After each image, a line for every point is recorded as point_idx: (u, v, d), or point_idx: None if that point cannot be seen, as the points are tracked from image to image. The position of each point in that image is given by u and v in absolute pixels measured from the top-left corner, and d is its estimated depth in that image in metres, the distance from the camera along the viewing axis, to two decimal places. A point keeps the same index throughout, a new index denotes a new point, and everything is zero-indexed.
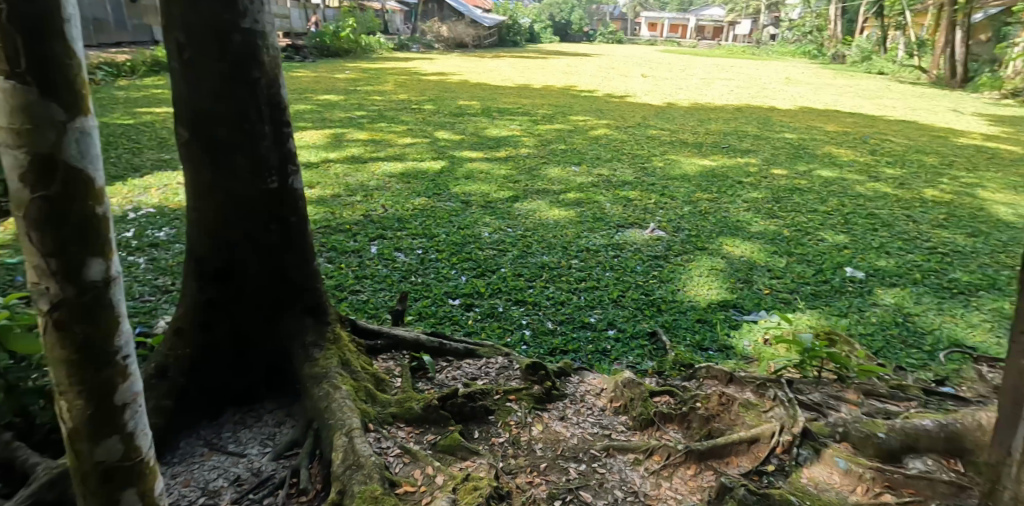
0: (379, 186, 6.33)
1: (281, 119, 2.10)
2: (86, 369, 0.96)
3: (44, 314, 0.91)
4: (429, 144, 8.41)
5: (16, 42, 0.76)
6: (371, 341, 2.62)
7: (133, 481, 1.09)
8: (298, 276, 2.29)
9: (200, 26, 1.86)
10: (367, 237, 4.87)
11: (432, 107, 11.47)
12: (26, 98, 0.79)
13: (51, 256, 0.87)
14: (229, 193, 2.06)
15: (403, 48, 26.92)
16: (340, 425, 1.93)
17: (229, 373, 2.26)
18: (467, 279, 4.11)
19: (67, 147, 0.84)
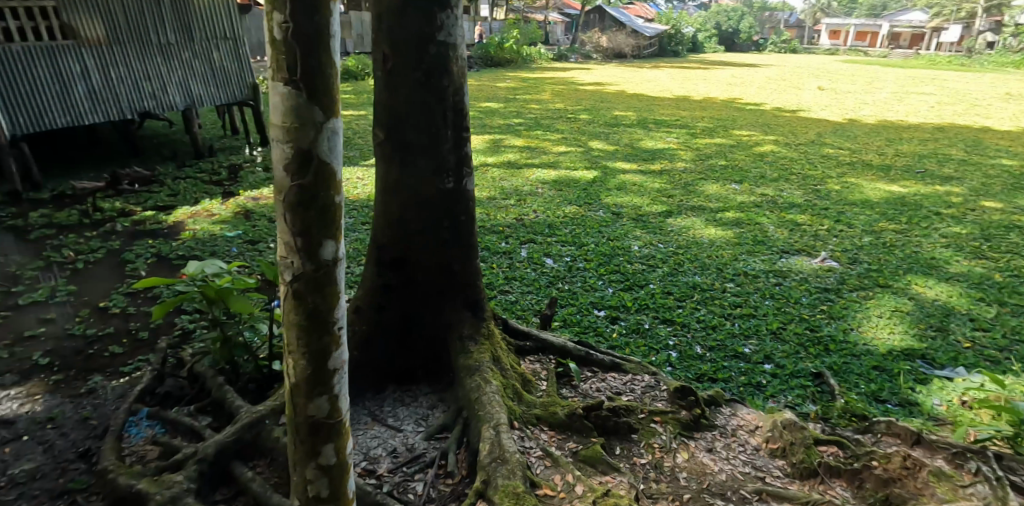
0: (532, 191, 6.51)
1: (463, 125, 2.25)
2: (313, 335, 0.99)
3: (285, 286, 0.97)
4: (582, 153, 8.46)
5: (295, 57, 0.82)
6: (520, 342, 2.70)
7: (334, 436, 1.08)
8: (462, 272, 2.43)
9: (403, 39, 2.07)
10: (518, 240, 5.04)
11: (588, 116, 11.54)
12: (295, 100, 0.84)
13: (296, 237, 0.92)
14: (413, 189, 2.26)
15: (562, 58, 27.41)
16: (489, 418, 2.01)
17: (395, 353, 2.47)
18: (613, 291, 4.06)
19: (320, 143, 0.88)
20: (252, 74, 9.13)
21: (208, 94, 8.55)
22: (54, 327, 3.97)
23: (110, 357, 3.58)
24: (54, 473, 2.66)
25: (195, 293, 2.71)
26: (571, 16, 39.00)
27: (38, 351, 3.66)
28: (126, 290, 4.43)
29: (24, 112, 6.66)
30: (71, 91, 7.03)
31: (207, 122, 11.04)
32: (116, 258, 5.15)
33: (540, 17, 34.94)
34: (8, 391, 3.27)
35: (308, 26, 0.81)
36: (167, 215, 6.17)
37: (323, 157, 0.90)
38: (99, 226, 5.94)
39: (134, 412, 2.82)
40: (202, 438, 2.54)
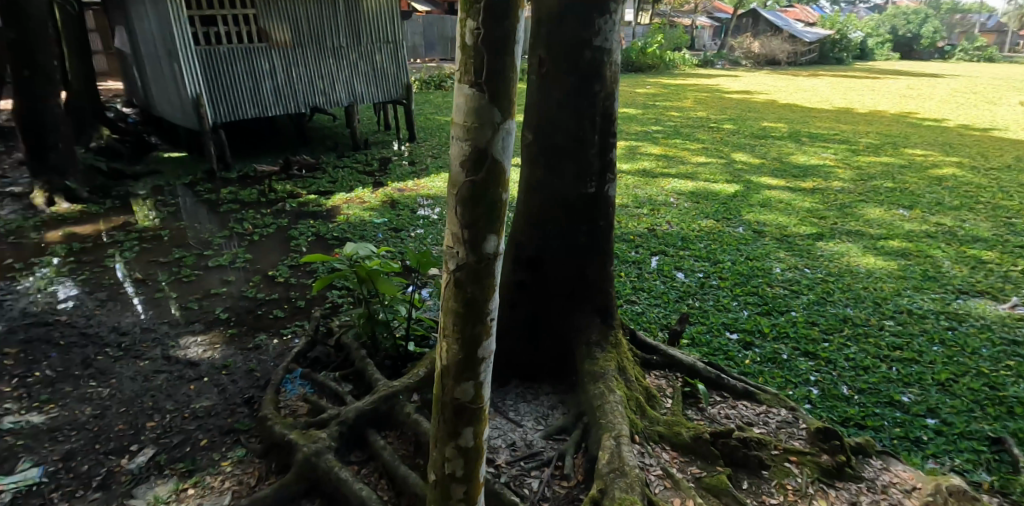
0: (666, 201, 6.31)
1: (610, 130, 2.25)
2: (468, 324, 1.06)
3: (448, 273, 1.04)
4: (723, 164, 8.03)
5: (483, 62, 0.88)
6: (648, 355, 2.65)
7: (472, 421, 1.15)
8: (595, 277, 2.44)
9: (560, 43, 2.11)
10: (648, 250, 4.92)
11: (732, 127, 10.91)
12: (479, 102, 0.91)
13: (464, 229, 0.99)
14: (555, 192, 2.30)
15: (708, 64, 26.18)
16: (610, 428, 2.01)
17: (521, 349, 2.53)
18: (750, 315, 3.81)
19: (496, 144, 0.94)
20: (408, 74, 9.66)
21: (368, 92, 9.29)
22: (232, 288, 4.60)
23: (273, 319, 4.07)
24: (224, 413, 3.08)
25: (350, 271, 3.00)
26: (722, 20, 37.11)
27: (219, 308, 4.26)
28: (290, 263, 5.00)
29: (224, 103, 7.85)
30: (261, 88, 8.15)
31: (365, 117, 12.08)
32: (283, 234, 5.83)
33: (688, 21, 33.66)
34: (195, 338, 3.85)
35: (497, 34, 0.86)
36: (326, 200, 6.86)
37: (496, 156, 0.95)
38: (272, 205, 6.77)
39: (291, 370, 3.23)
40: (343, 403, 2.84)
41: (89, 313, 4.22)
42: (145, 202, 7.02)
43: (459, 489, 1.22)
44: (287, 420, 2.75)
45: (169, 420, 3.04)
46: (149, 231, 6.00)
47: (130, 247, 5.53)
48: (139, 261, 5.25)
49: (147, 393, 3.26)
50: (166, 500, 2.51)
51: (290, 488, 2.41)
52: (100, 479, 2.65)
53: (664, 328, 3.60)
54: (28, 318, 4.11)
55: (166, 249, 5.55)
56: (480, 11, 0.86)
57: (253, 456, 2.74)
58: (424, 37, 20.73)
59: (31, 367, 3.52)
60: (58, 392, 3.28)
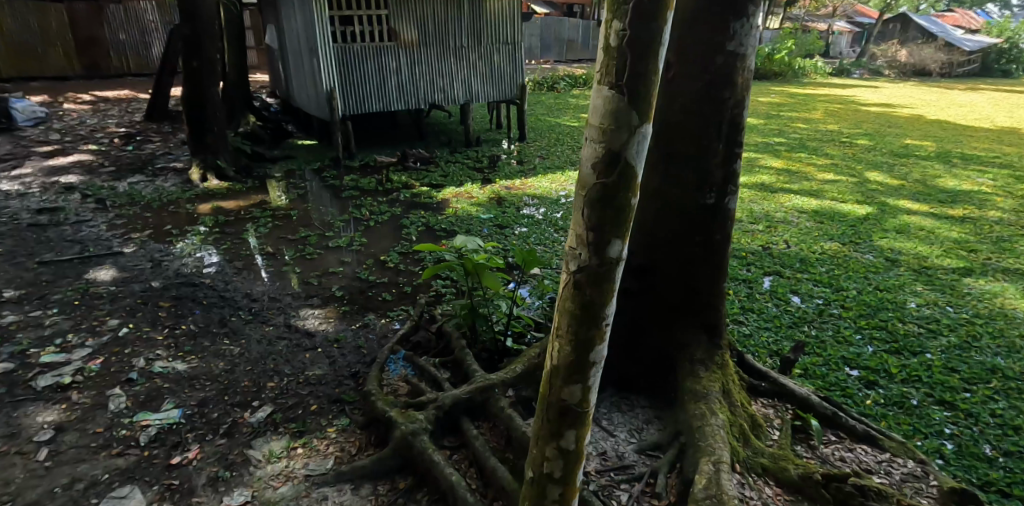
0: (786, 219, 5.90)
1: (736, 139, 2.34)
2: (584, 325, 1.18)
3: (571, 273, 1.17)
4: (855, 183, 7.35)
5: (625, 64, 0.99)
6: (756, 381, 2.70)
7: (576, 422, 1.26)
8: (705, 291, 2.51)
9: (693, 49, 2.25)
10: (762, 269, 4.64)
11: (868, 142, 9.97)
12: (618, 103, 1.02)
13: (590, 230, 1.11)
14: (674, 198, 2.43)
15: (843, 73, 24.09)
16: (710, 453, 2.12)
17: (622, 359, 2.67)
18: (876, 351, 3.46)
19: (630, 146, 1.05)
20: (523, 75, 9.82)
21: (484, 91, 9.55)
22: (348, 268, 4.92)
23: (382, 301, 4.31)
24: (333, 383, 3.31)
25: (458, 263, 3.11)
26: (864, 25, 33.98)
27: (335, 285, 4.58)
28: (400, 250, 5.27)
29: (354, 97, 8.44)
30: (386, 83, 8.62)
31: (479, 116, 12.43)
32: (396, 222, 6.14)
33: (824, 26, 31.16)
34: (313, 311, 4.17)
35: (640, 34, 0.97)
36: (437, 192, 7.14)
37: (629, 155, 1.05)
38: (388, 194, 7.16)
39: (395, 351, 3.42)
40: (440, 389, 2.95)
41: (227, 278, 4.71)
42: (279, 183, 7.71)
43: (554, 490, 1.33)
44: (388, 398, 2.90)
45: (286, 383, 3.32)
46: (281, 210, 6.58)
47: (264, 223, 6.10)
48: (270, 236, 5.78)
49: (269, 356, 3.58)
50: (279, 456, 2.74)
51: (386, 462, 2.58)
52: (226, 427, 2.96)
53: (773, 355, 3.38)
54: (178, 278, 4.67)
55: (293, 227, 6.06)
56: (626, 13, 0.97)
57: (355, 426, 2.92)
58: (541, 39, 20.94)
59: (178, 321, 3.99)
60: (198, 345, 3.70)
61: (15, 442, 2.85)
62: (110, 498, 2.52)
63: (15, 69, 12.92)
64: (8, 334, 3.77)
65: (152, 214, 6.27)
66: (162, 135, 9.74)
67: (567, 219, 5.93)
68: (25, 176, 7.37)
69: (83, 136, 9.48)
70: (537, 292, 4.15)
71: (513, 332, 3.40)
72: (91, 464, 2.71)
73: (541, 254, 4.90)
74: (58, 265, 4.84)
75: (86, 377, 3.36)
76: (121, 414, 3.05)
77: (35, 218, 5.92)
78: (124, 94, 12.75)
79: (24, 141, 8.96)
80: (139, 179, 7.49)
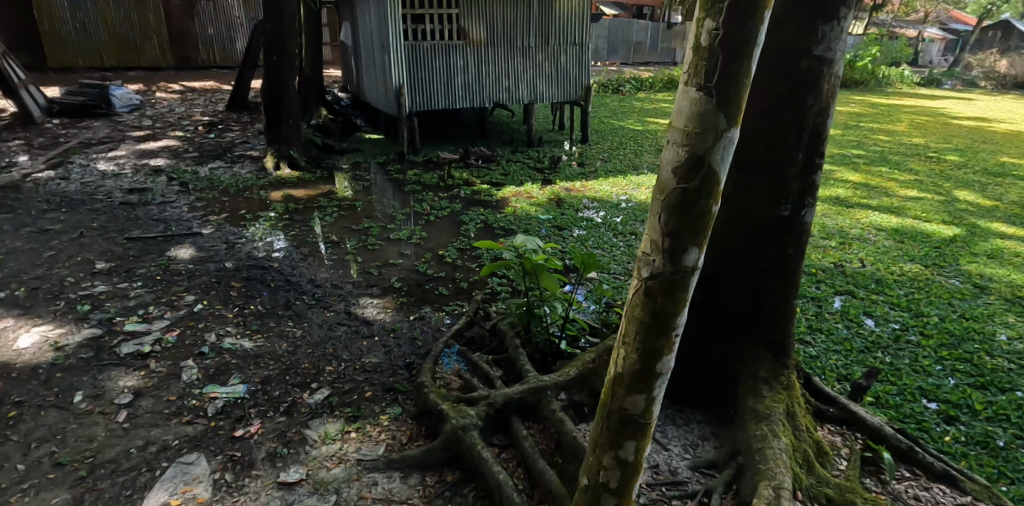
0: (862, 236, 5.58)
1: (817, 149, 2.31)
2: (653, 334, 1.31)
3: (645, 279, 1.30)
4: (942, 201, 6.86)
5: (717, 65, 1.08)
6: (823, 405, 2.61)
7: (636, 432, 1.41)
8: (773, 306, 2.51)
9: (777, 53, 2.22)
10: (833, 287, 4.41)
11: (958, 159, 9.28)
12: (706, 107, 1.11)
13: (668, 235, 1.22)
14: (746, 208, 2.42)
15: (933, 83, 22.49)
16: (771, 477, 2.06)
17: (682, 369, 2.71)
18: (958, 385, 3.21)
19: (715, 151, 1.14)
20: (589, 76, 9.72)
21: (550, 92, 9.53)
22: (407, 261, 5.03)
23: (438, 295, 4.38)
24: (388, 371, 3.39)
25: (517, 261, 3.12)
26: (959, 33, 31.64)
27: (395, 277, 4.70)
28: (458, 245, 5.34)
29: (422, 94, 8.62)
30: (453, 80, 8.75)
31: (542, 116, 12.42)
32: (455, 218, 6.23)
33: (914, 33, 29.25)
34: (372, 300, 4.29)
35: (733, 35, 1.05)
36: (498, 191, 7.19)
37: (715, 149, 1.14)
38: (449, 190, 7.27)
39: (449, 345, 3.47)
40: (492, 387, 2.97)
41: (294, 264, 4.91)
42: (346, 175, 7.98)
43: (612, 492, 1.50)
44: (440, 391, 2.95)
45: (343, 368, 3.42)
46: (346, 201, 6.80)
47: (330, 213, 6.32)
48: (336, 225, 5.98)
49: (329, 341, 3.71)
50: (334, 438, 2.83)
51: (435, 454, 2.62)
52: (286, 406, 3.08)
53: (842, 380, 3.21)
54: (249, 261, 4.90)
55: (357, 218, 6.24)
56: (721, 11, 1.04)
57: (407, 416, 2.98)
58: (608, 41, 20.70)
59: (247, 301, 4.19)
60: (264, 325, 3.88)
61: (99, 402, 3.08)
62: (179, 463, 2.67)
63: (117, 59, 14.07)
64: (97, 303, 4.08)
65: (229, 199, 6.62)
66: (242, 125, 10.28)
67: (627, 224, 5.83)
68: (119, 157, 7.95)
69: (172, 123, 10.13)
70: (594, 296, 4.11)
71: (567, 335, 3.39)
72: (163, 430, 2.89)
73: (599, 258, 4.85)
74: (144, 241, 5.19)
75: (163, 347, 3.58)
76: (193, 385, 3.23)
77: (126, 197, 6.37)
78: (209, 84, 13.55)
79: (120, 125, 9.67)
80: (219, 165, 7.94)
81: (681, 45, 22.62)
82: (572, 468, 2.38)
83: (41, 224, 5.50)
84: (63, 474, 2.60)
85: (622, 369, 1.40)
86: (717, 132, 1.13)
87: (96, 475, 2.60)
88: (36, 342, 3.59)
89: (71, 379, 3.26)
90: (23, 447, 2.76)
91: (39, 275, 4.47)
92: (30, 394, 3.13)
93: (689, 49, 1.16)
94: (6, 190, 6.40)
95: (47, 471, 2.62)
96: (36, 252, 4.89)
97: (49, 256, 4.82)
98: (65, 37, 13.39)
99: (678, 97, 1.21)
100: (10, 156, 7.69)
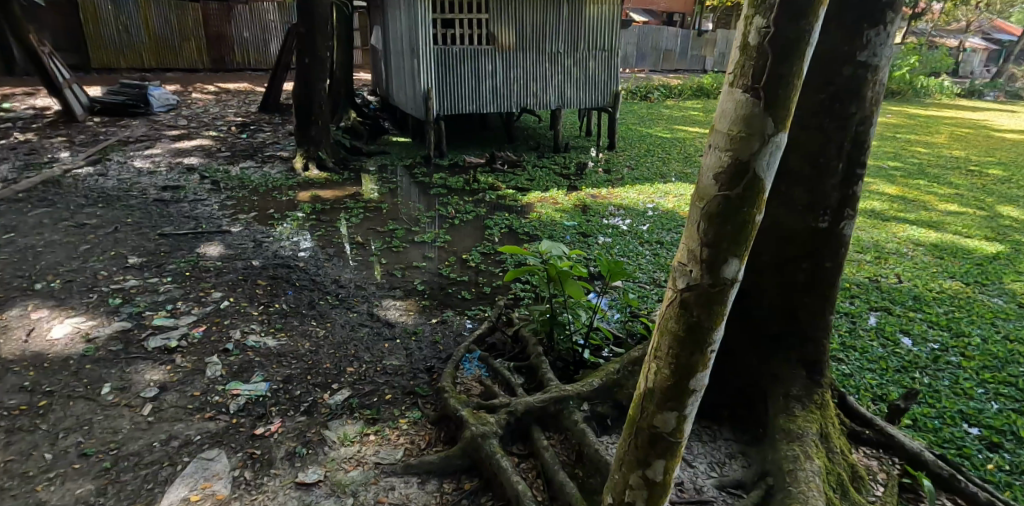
0: (898, 250, 5.41)
1: (859, 158, 2.23)
2: (687, 348, 1.27)
3: (681, 290, 1.26)
4: (984, 216, 6.61)
5: (766, 65, 1.06)
6: (858, 427, 2.52)
7: (665, 453, 1.37)
8: (807, 320, 2.43)
9: (818, 58, 2.15)
10: (868, 303, 4.27)
11: (1001, 172, 8.94)
12: (754, 109, 1.09)
13: (708, 245, 1.20)
14: (783, 220, 2.35)
15: (974, 94, 21.87)
16: (803, 499, 1.99)
17: (708, 385, 2.63)
18: (1003, 410, 3.06)
19: (761, 156, 1.12)
20: (618, 82, 9.65)
21: (577, 98, 9.48)
22: (430, 264, 5.03)
23: (461, 299, 4.37)
24: (408, 374, 3.38)
25: (541, 268, 3.08)
26: (1004, 43, 30.64)
27: (418, 279, 4.69)
28: (482, 250, 5.32)
29: (450, 98, 8.66)
30: (481, 85, 8.77)
31: (569, 122, 12.38)
32: (479, 222, 6.22)
33: (954, 43, 28.53)
34: (395, 302, 4.29)
35: (785, 32, 1.04)
36: (523, 196, 7.16)
37: (759, 157, 1.12)
38: (474, 194, 7.28)
39: (470, 350, 3.45)
40: (513, 394, 2.93)
41: (319, 263, 4.95)
42: (373, 177, 8.04)
43: None
44: (460, 397, 2.91)
45: (364, 370, 3.42)
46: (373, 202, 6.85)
47: (356, 214, 6.37)
48: (361, 226, 6.03)
49: (351, 341, 3.72)
50: (353, 439, 2.82)
51: (453, 461, 2.59)
52: (306, 405, 3.08)
53: (878, 400, 3.09)
54: (276, 259, 4.95)
55: (383, 219, 6.29)
56: (772, 8, 1.04)
57: (426, 420, 2.96)
58: (637, 47, 20.57)
59: (272, 299, 4.23)
60: (288, 324, 3.91)
61: (126, 395, 3.13)
62: (200, 458, 2.69)
63: (155, 61, 14.46)
64: (128, 297, 4.15)
65: (258, 198, 6.72)
66: (273, 125, 10.47)
67: (653, 232, 5.74)
68: (155, 155, 8.15)
69: (206, 123, 10.36)
70: (619, 305, 4.05)
71: (591, 344, 3.34)
72: (186, 425, 2.92)
73: (624, 266, 4.78)
74: (176, 238, 5.29)
75: (188, 342, 3.63)
76: (217, 381, 3.26)
77: (159, 194, 6.52)
78: (244, 86, 13.83)
79: (157, 124, 9.91)
80: (249, 165, 8.08)
81: (712, 53, 22.35)
82: (593, 482, 2.31)
83: (79, 219, 5.65)
84: (88, 465, 2.64)
85: (655, 377, 1.35)
86: (763, 139, 1.11)
87: (119, 468, 2.63)
88: (69, 334, 3.67)
89: (100, 371, 3.32)
90: (51, 436, 2.81)
91: (74, 268, 4.58)
92: (60, 384, 3.19)
93: (735, 49, 1.15)
94: (47, 184, 6.59)
95: (73, 461, 2.66)
96: (72, 245, 5.02)
97: (85, 249, 4.94)
98: (108, 39, 13.75)
99: (721, 100, 1.19)
100: (52, 152, 7.94)
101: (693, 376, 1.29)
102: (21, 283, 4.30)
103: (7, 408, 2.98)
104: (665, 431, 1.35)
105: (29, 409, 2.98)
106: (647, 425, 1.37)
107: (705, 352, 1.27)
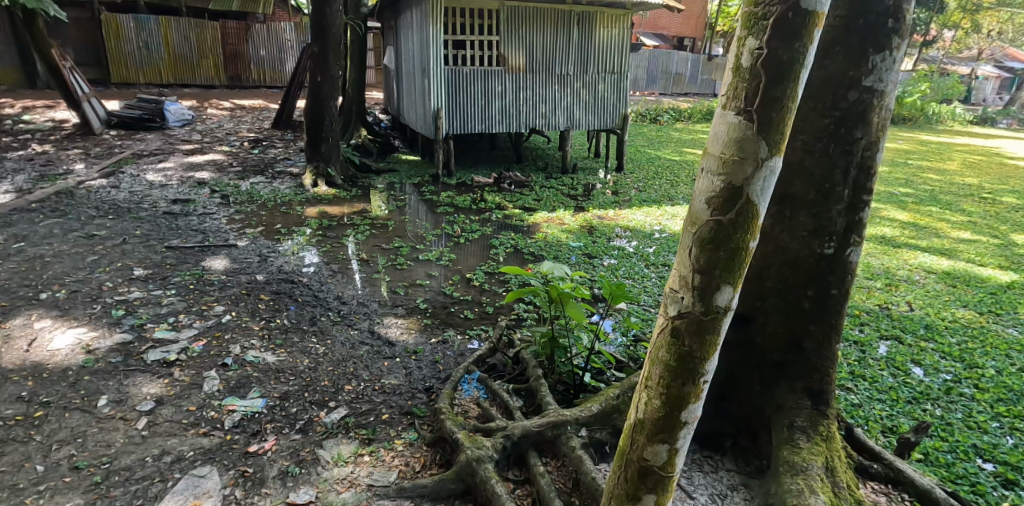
0: (909, 277, 5.33)
1: (865, 184, 2.19)
2: (677, 377, 1.23)
3: (673, 317, 1.22)
4: (998, 244, 6.51)
5: (759, 86, 1.05)
6: (866, 461, 2.44)
7: (655, 487, 1.32)
8: (813, 349, 2.37)
9: (820, 83, 2.14)
10: (878, 331, 4.19)
11: (1015, 200, 8.84)
12: (746, 132, 1.07)
13: (700, 271, 1.16)
14: (786, 247, 2.31)
15: (987, 121, 21.88)
16: None
17: (711, 414, 2.57)
18: (1018, 446, 2.96)
19: (755, 181, 1.09)
20: (626, 105, 9.69)
21: (585, 120, 9.51)
22: (434, 282, 5.01)
23: (463, 319, 4.32)
24: (407, 394, 3.33)
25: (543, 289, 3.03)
26: (1016, 71, 30.64)
27: (420, 297, 4.67)
28: (486, 269, 5.30)
29: (459, 117, 8.72)
30: (490, 104, 8.83)
31: (578, 144, 12.44)
32: (485, 241, 6.21)
33: (966, 70, 28.57)
34: (396, 320, 4.25)
35: (777, 56, 1.03)
36: (529, 216, 7.16)
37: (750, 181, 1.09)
38: (480, 213, 7.28)
39: (470, 371, 3.40)
40: (511, 417, 2.87)
41: (323, 280, 4.94)
42: (382, 194, 8.09)
43: None
44: (457, 418, 2.86)
45: (362, 388, 3.37)
46: (380, 219, 6.88)
47: (363, 231, 6.38)
48: (367, 243, 6.03)
49: (351, 359, 3.68)
50: (346, 460, 2.77)
51: (447, 485, 2.52)
52: (301, 423, 3.04)
53: (888, 432, 3.00)
54: (280, 274, 4.95)
55: (388, 236, 6.30)
56: (766, 29, 1.03)
57: (422, 442, 2.90)
58: (647, 71, 20.66)
59: (274, 314, 4.20)
60: (288, 340, 3.87)
61: (122, 408, 3.09)
62: (191, 475, 2.64)
63: (173, 76, 14.73)
64: (131, 308, 4.15)
65: (267, 213, 6.75)
66: (284, 141, 10.56)
67: (660, 255, 5.71)
68: (167, 169, 8.23)
69: (219, 138, 10.48)
70: (622, 328, 4.00)
71: (592, 367, 3.29)
72: (179, 440, 2.88)
73: (629, 289, 4.73)
74: (181, 250, 5.30)
75: (188, 356, 3.60)
76: (213, 396, 3.23)
77: (170, 207, 6.57)
78: (258, 103, 14.02)
79: (171, 139, 10.04)
80: (260, 180, 8.13)
81: None
82: None
83: (88, 230, 5.69)
84: (79, 478, 2.60)
85: (645, 407, 1.30)
86: (757, 161, 1.08)
87: (110, 482, 2.59)
88: (70, 344, 3.66)
89: (98, 382, 3.29)
90: (45, 448, 2.77)
91: (80, 278, 4.59)
92: (58, 395, 3.17)
93: (730, 71, 1.13)
94: (61, 195, 6.67)
95: (64, 474, 2.62)
96: (80, 256, 5.04)
97: (92, 260, 4.96)
98: (128, 55, 14.10)
99: (713, 124, 1.16)
100: (68, 163, 8.05)
101: (694, 404, 1.25)
102: (27, 292, 4.31)
103: (3, 419, 2.95)
104: (662, 464, 1.30)
105: (25, 420, 2.96)
106: (641, 455, 1.31)
107: (699, 383, 1.24)
